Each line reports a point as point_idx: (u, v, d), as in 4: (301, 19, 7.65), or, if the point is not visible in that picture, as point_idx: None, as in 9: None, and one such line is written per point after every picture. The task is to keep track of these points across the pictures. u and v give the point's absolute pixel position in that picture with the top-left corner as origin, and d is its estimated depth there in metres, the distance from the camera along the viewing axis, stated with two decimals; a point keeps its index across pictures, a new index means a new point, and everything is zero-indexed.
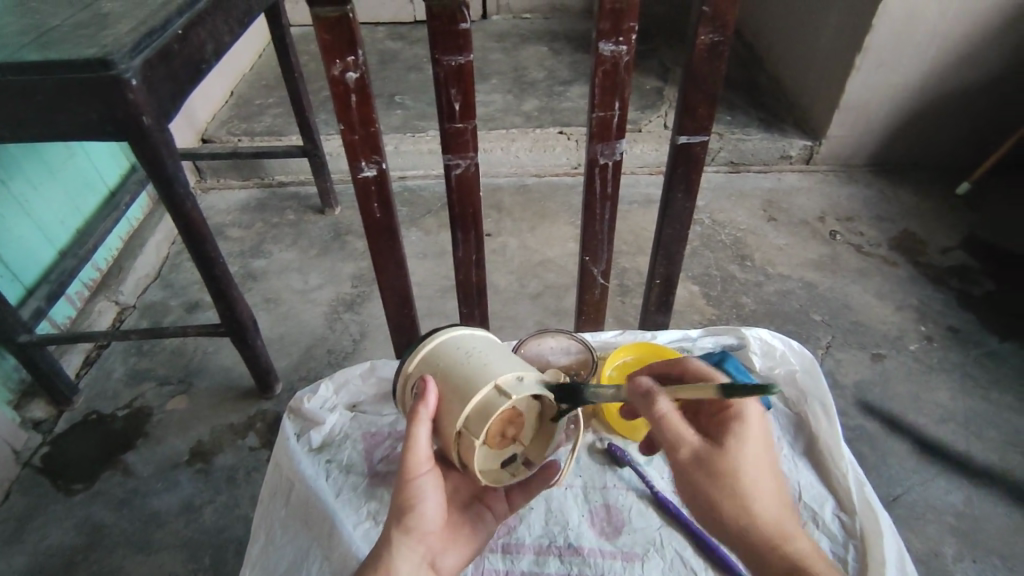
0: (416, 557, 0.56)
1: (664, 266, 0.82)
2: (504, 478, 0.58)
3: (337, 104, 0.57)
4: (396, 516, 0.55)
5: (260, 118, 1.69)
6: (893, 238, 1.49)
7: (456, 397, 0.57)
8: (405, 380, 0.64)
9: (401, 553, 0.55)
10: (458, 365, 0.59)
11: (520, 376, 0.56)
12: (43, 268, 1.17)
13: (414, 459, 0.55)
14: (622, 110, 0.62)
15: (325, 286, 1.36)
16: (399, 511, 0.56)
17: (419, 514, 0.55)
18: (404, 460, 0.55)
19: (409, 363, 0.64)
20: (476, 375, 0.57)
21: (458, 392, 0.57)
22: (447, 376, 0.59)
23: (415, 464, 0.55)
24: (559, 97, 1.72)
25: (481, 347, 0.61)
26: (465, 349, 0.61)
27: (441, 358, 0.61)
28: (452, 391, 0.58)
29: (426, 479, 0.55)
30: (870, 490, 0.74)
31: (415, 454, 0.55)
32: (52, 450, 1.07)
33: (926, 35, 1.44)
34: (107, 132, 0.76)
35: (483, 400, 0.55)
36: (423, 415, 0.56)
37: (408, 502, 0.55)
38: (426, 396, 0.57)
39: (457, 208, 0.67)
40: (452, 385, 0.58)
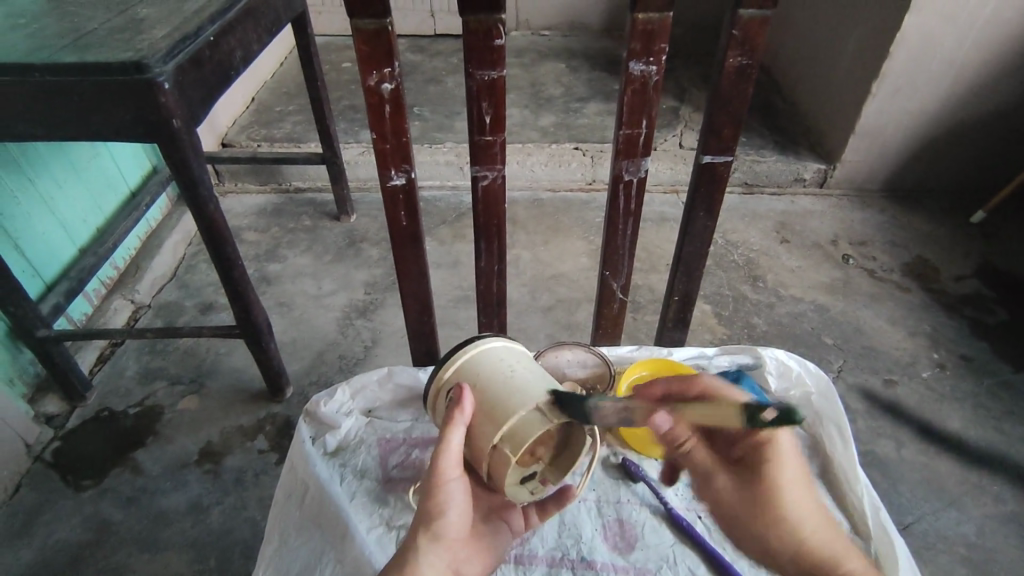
0: (438, 563, 0.55)
1: (683, 284, 0.82)
2: (523, 494, 0.59)
3: (371, 114, 0.59)
4: (423, 521, 0.55)
5: (280, 124, 1.72)
6: (906, 264, 1.49)
7: (494, 409, 0.58)
8: (438, 388, 0.64)
9: (424, 558, 0.54)
10: (497, 377, 0.60)
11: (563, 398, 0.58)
12: (64, 264, 1.19)
13: (446, 464, 0.55)
14: (649, 128, 0.63)
15: (339, 292, 1.37)
16: (426, 516, 0.55)
17: (447, 522, 0.55)
18: (436, 465, 0.55)
19: (443, 370, 0.64)
20: (516, 390, 0.58)
21: (495, 404, 0.58)
22: (485, 388, 0.60)
23: (450, 470, 0.55)
24: (574, 113, 1.73)
25: (519, 363, 0.62)
26: (502, 363, 0.62)
27: (478, 369, 0.62)
28: (489, 402, 0.58)
29: (456, 486, 0.55)
30: (886, 515, 0.68)
31: (447, 459, 0.55)
32: (62, 445, 1.08)
33: (944, 63, 1.45)
34: (138, 134, 0.78)
35: (522, 417, 0.56)
36: (460, 422, 0.56)
37: (436, 507, 0.55)
38: (463, 404, 0.57)
39: (481, 218, 0.68)
40: (487, 397, 0.59)
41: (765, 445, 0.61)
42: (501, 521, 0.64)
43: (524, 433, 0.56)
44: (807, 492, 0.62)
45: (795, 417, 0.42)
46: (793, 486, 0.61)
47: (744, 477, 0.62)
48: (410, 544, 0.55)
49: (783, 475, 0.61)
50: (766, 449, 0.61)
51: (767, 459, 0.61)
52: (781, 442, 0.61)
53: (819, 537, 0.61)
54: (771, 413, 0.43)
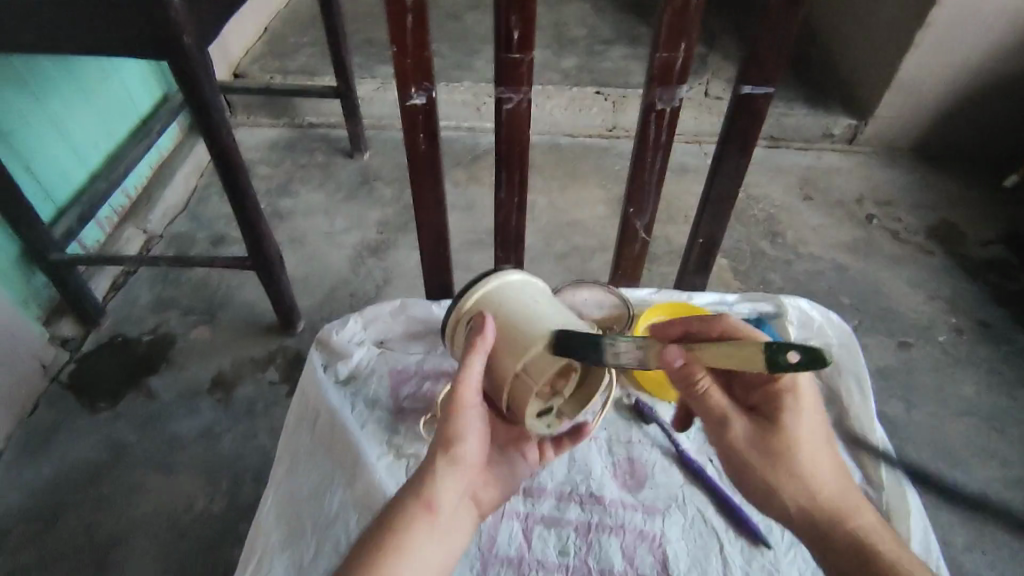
0: (456, 488, 0.54)
1: (707, 226, 0.79)
2: (541, 428, 0.59)
3: (392, 24, 0.55)
4: (442, 447, 0.54)
5: (294, 56, 1.67)
6: (932, 226, 1.45)
7: (517, 338, 0.57)
8: (456, 318, 0.63)
9: (443, 484, 0.53)
10: (520, 308, 0.59)
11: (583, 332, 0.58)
12: (75, 189, 1.18)
13: (465, 393, 0.54)
14: (687, 53, 0.60)
15: (351, 230, 1.36)
16: (443, 440, 0.54)
17: (467, 449, 0.54)
18: (456, 392, 0.54)
19: (464, 299, 0.62)
20: (541, 322, 0.58)
21: (517, 333, 0.57)
22: (509, 318, 0.59)
23: (468, 398, 0.54)
24: (598, 56, 1.67)
25: (542, 297, 0.61)
26: (524, 295, 0.60)
27: (501, 299, 0.60)
28: (512, 332, 0.58)
29: (475, 414, 0.55)
30: (900, 468, 0.68)
31: (468, 382, 0.54)
32: (78, 367, 1.10)
33: (994, 12, 1.37)
34: (148, 50, 0.75)
35: (545, 346, 0.56)
36: (480, 350, 0.55)
37: (455, 432, 0.54)
38: (484, 332, 0.56)
39: (504, 145, 0.65)
40: (511, 327, 0.58)
41: (787, 395, 0.58)
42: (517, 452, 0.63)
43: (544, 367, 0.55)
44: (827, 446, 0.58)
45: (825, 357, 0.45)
46: (812, 441, 0.57)
47: (760, 426, 0.58)
48: (427, 468, 0.54)
49: (804, 430, 0.58)
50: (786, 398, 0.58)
51: (787, 408, 0.58)
52: (803, 392, 0.58)
53: (835, 494, 0.57)
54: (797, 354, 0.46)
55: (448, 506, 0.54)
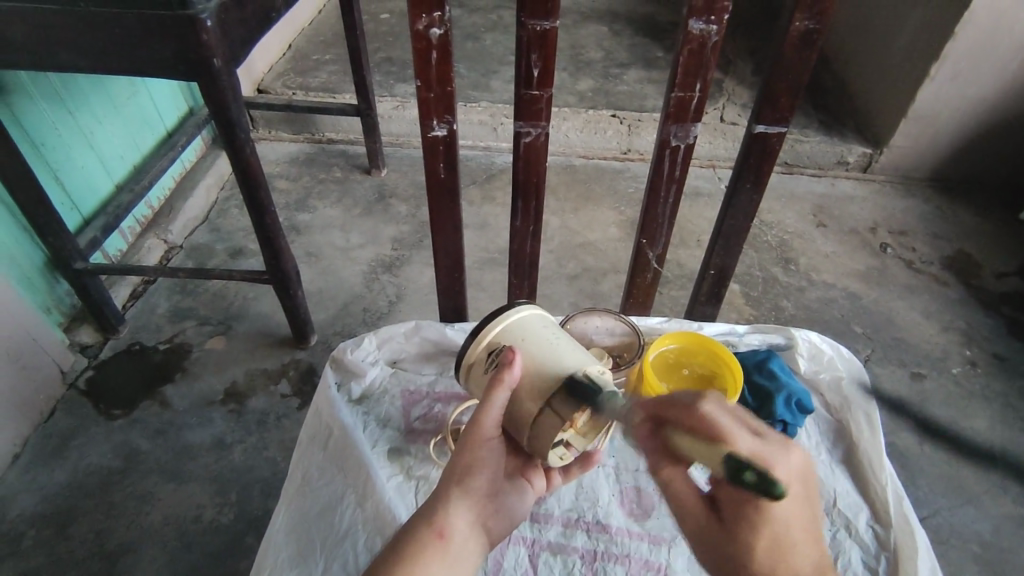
0: (469, 516, 0.55)
1: (719, 257, 0.80)
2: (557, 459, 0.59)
3: (417, 60, 0.57)
4: (457, 475, 0.55)
5: (316, 73, 1.70)
6: (947, 257, 1.44)
7: (543, 370, 0.58)
8: (475, 351, 0.64)
9: (456, 510, 0.54)
10: (545, 341, 0.61)
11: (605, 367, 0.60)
12: (101, 200, 1.21)
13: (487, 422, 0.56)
14: (703, 91, 0.61)
15: (367, 246, 1.38)
16: (461, 468, 0.55)
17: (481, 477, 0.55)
18: (479, 422, 0.55)
19: (486, 329, 0.64)
20: (564, 358, 0.59)
21: (544, 366, 0.58)
22: (531, 352, 0.60)
23: (488, 428, 0.56)
24: (614, 79, 1.69)
25: (562, 333, 0.63)
26: (546, 329, 0.62)
27: (525, 331, 0.62)
28: (536, 365, 0.59)
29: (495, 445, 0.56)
30: (908, 504, 0.67)
31: (491, 414, 0.56)
32: (96, 374, 1.12)
33: (1011, 46, 1.38)
34: (180, 72, 0.78)
35: (570, 379, 0.57)
36: (508, 382, 0.56)
37: (473, 462, 0.55)
38: (512, 365, 0.57)
39: (521, 175, 0.67)
40: (535, 362, 0.59)
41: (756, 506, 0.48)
42: (525, 480, 0.63)
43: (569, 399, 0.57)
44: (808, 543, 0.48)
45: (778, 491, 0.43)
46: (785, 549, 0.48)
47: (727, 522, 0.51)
48: (441, 496, 0.55)
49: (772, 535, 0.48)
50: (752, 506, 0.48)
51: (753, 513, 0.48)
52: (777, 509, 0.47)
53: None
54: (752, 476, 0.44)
55: (461, 535, 0.54)
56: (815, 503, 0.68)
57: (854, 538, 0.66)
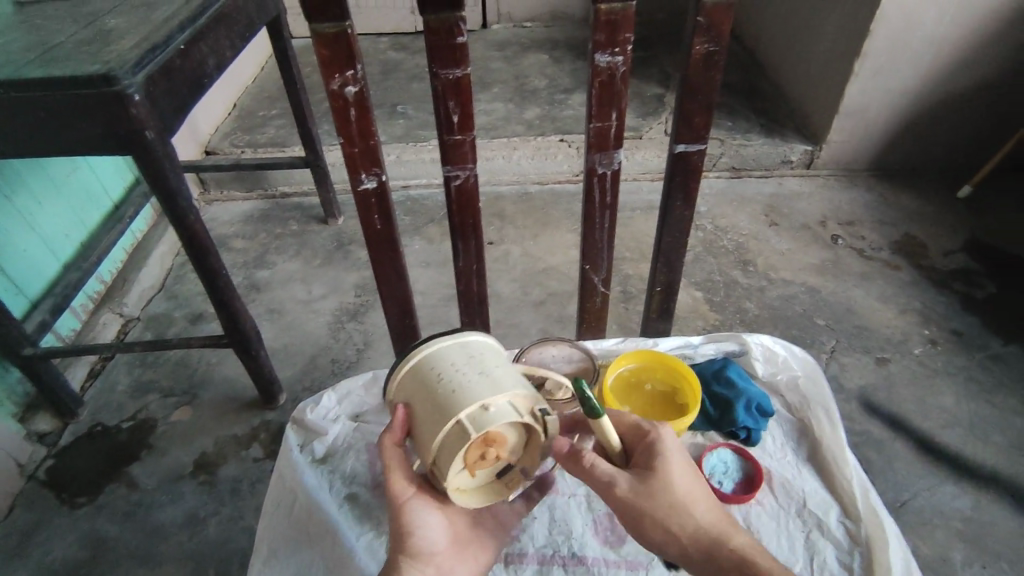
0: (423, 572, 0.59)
1: (664, 274, 0.81)
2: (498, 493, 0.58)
3: (337, 118, 0.58)
4: (397, 538, 0.58)
5: (263, 129, 1.70)
6: (896, 242, 1.49)
7: (425, 422, 0.55)
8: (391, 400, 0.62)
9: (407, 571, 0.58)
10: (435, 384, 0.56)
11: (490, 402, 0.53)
12: (48, 282, 1.18)
13: (399, 485, 0.58)
14: (619, 119, 0.63)
15: (329, 296, 1.37)
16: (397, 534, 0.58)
17: (419, 536, 0.58)
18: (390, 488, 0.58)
19: (394, 375, 0.61)
20: (442, 404, 0.54)
21: (425, 419, 0.56)
22: (420, 402, 0.57)
23: (402, 490, 0.58)
24: (559, 105, 1.73)
25: (456, 364, 0.57)
26: (437, 366, 0.57)
27: (421, 374, 0.58)
28: (422, 417, 0.56)
29: (418, 504, 0.58)
30: (876, 497, 0.68)
31: (397, 481, 0.58)
32: (57, 462, 1.08)
33: (925, 38, 1.45)
34: (110, 147, 0.77)
35: (444, 436, 0.53)
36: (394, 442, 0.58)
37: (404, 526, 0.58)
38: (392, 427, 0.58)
39: (457, 217, 0.67)
40: (422, 414, 0.56)
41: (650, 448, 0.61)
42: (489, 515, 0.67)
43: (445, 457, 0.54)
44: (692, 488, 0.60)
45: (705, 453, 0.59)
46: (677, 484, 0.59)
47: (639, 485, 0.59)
48: (392, 560, 0.58)
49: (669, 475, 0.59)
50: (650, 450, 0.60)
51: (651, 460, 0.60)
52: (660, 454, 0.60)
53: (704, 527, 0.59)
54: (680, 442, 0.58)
55: None
56: (784, 505, 0.69)
57: (826, 537, 0.66)
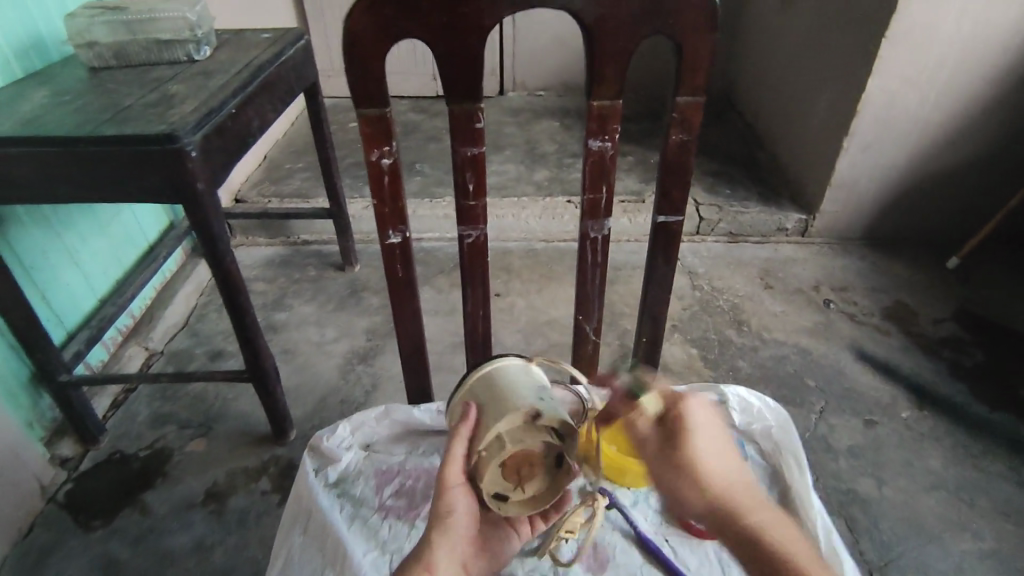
0: (450, 560, 0.62)
1: (649, 326, 0.88)
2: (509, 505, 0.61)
3: (372, 183, 0.67)
4: (436, 521, 0.61)
5: (289, 181, 1.83)
6: (885, 308, 1.56)
7: (490, 414, 0.61)
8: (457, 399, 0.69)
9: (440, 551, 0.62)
10: (494, 389, 0.64)
11: (514, 416, 0.59)
12: (85, 314, 1.26)
13: (451, 472, 0.61)
14: (609, 192, 0.72)
15: (342, 338, 1.44)
16: (438, 517, 0.61)
17: (455, 520, 0.61)
18: (445, 470, 0.61)
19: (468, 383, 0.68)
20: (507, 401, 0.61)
21: (488, 411, 0.62)
22: (489, 398, 0.63)
23: (451, 478, 0.61)
24: (567, 168, 1.85)
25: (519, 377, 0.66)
26: (509, 376, 0.66)
27: (494, 380, 0.66)
28: (489, 409, 0.62)
29: (460, 491, 0.61)
30: (837, 539, 0.73)
31: (453, 464, 0.61)
32: (75, 487, 1.13)
33: (908, 120, 1.56)
34: (165, 196, 0.87)
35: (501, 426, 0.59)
36: (464, 432, 0.62)
37: (446, 507, 0.61)
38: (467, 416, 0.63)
39: (468, 271, 0.76)
40: (489, 406, 0.63)
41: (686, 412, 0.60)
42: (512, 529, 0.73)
43: (484, 469, 0.59)
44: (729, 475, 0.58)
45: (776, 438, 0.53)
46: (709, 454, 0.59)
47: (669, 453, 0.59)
48: (429, 534, 0.62)
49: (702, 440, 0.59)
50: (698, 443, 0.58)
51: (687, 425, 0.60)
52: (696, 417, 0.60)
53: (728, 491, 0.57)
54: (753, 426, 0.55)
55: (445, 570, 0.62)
56: None
57: None
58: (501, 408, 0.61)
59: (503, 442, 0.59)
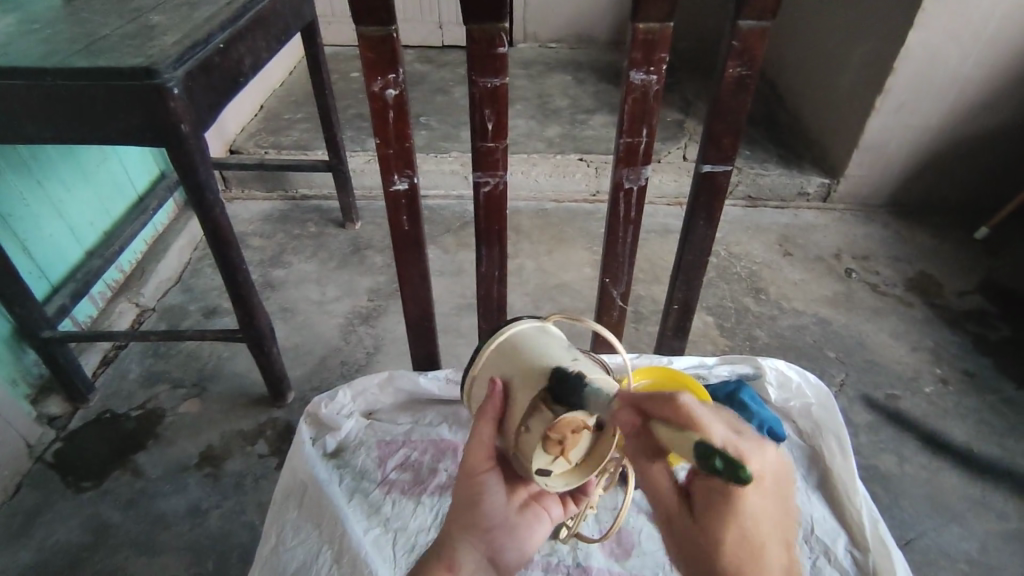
0: (474, 551, 0.61)
1: (682, 292, 0.83)
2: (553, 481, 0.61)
3: (376, 120, 0.60)
4: (466, 507, 0.62)
5: (288, 132, 1.73)
6: (910, 278, 1.49)
7: (522, 392, 0.59)
8: (475, 375, 0.67)
9: (462, 544, 0.61)
10: (518, 359, 0.62)
11: (555, 386, 0.57)
12: (70, 266, 1.20)
13: (479, 457, 0.61)
14: (649, 136, 0.65)
15: (343, 298, 1.38)
16: (464, 503, 0.62)
17: (484, 509, 0.62)
18: (471, 457, 0.61)
19: (484, 361, 0.66)
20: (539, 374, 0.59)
21: (522, 386, 0.60)
22: (520, 371, 0.61)
23: (480, 460, 0.61)
24: (579, 125, 1.75)
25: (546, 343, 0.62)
26: (536, 342, 0.63)
27: (516, 349, 0.63)
28: (520, 385, 0.60)
29: (489, 477, 0.62)
30: (883, 528, 0.78)
31: (480, 445, 0.61)
32: (65, 446, 1.09)
33: (948, 78, 1.46)
34: (146, 138, 0.79)
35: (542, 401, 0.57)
36: (491, 411, 0.61)
37: (474, 494, 0.61)
38: (493, 394, 0.61)
39: (482, 224, 0.69)
40: (520, 381, 0.60)
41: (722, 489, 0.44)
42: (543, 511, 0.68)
43: (527, 446, 0.58)
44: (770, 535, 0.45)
45: (744, 477, 0.41)
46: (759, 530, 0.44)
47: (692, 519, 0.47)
48: (461, 519, 0.62)
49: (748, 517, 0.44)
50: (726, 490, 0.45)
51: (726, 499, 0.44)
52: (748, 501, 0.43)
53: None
54: (725, 464, 0.41)
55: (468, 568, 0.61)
56: (796, 531, 0.80)
57: (832, 563, 0.77)
58: (538, 382, 0.58)
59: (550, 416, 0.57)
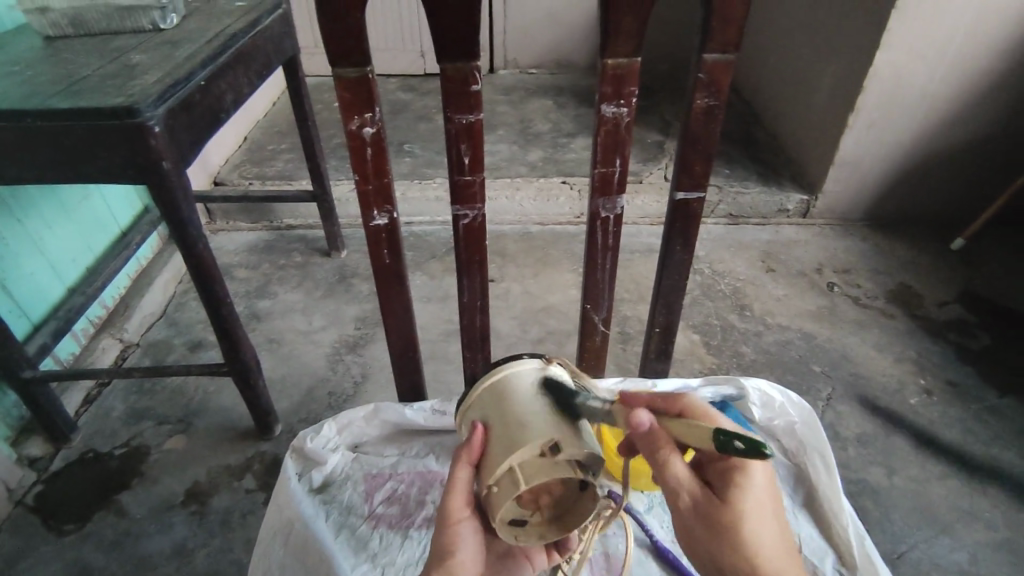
0: None
1: (663, 315, 0.84)
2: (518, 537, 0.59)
3: (354, 157, 0.61)
4: (437, 557, 0.61)
5: (272, 163, 1.74)
6: (890, 291, 1.51)
7: (499, 447, 0.59)
8: (468, 410, 0.68)
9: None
10: (506, 411, 0.62)
11: (531, 452, 0.57)
12: (52, 304, 1.19)
13: (455, 505, 0.61)
14: (623, 166, 0.66)
15: (329, 328, 1.37)
16: (438, 552, 0.61)
17: (456, 562, 0.60)
18: (446, 504, 0.61)
19: (477, 399, 0.67)
20: (520, 431, 0.59)
21: (502, 439, 0.60)
22: (502, 423, 0.61)
23: (456, 508, 0.61)
24: (561, 148, 1.77)
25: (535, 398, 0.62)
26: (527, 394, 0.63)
27: (505, 397, 0.64)
28: (498, 438, 0.60)
29: (465, 527, 0.61)
30: (870, 545, 0.80)
31: (455, 494, 0.61)
32: (46, 488, 1.07)
33: (915, 96, 1.50)
34: (127, 176, 0.79)
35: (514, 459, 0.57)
36: (467, 459, 0.61)
37: (447, 545, 0.61)
38: (472, 442, 0.61)
39: (463, 254, 0.70)
40: (500, 435, 0.61)
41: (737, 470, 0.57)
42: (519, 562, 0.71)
43: (496, 501, 0.58)
44: (777, 529, 0.57)
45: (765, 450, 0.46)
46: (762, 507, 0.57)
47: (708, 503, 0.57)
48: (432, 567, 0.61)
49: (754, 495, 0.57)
50: (737, 475, 0.57)
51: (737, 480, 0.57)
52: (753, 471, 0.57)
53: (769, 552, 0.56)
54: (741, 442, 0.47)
55: None
56: None
57: None
58: (515, 440, 0.58)
59: (517, 480, 0.56)
